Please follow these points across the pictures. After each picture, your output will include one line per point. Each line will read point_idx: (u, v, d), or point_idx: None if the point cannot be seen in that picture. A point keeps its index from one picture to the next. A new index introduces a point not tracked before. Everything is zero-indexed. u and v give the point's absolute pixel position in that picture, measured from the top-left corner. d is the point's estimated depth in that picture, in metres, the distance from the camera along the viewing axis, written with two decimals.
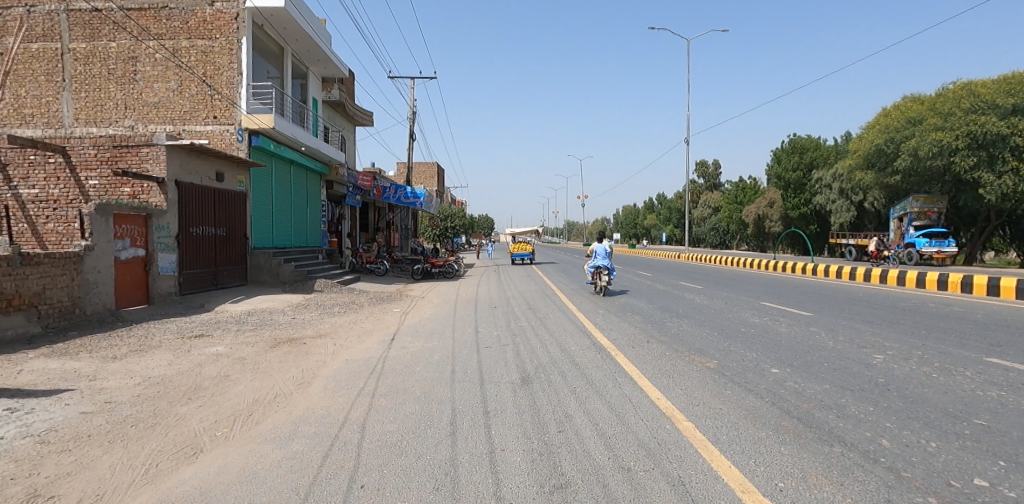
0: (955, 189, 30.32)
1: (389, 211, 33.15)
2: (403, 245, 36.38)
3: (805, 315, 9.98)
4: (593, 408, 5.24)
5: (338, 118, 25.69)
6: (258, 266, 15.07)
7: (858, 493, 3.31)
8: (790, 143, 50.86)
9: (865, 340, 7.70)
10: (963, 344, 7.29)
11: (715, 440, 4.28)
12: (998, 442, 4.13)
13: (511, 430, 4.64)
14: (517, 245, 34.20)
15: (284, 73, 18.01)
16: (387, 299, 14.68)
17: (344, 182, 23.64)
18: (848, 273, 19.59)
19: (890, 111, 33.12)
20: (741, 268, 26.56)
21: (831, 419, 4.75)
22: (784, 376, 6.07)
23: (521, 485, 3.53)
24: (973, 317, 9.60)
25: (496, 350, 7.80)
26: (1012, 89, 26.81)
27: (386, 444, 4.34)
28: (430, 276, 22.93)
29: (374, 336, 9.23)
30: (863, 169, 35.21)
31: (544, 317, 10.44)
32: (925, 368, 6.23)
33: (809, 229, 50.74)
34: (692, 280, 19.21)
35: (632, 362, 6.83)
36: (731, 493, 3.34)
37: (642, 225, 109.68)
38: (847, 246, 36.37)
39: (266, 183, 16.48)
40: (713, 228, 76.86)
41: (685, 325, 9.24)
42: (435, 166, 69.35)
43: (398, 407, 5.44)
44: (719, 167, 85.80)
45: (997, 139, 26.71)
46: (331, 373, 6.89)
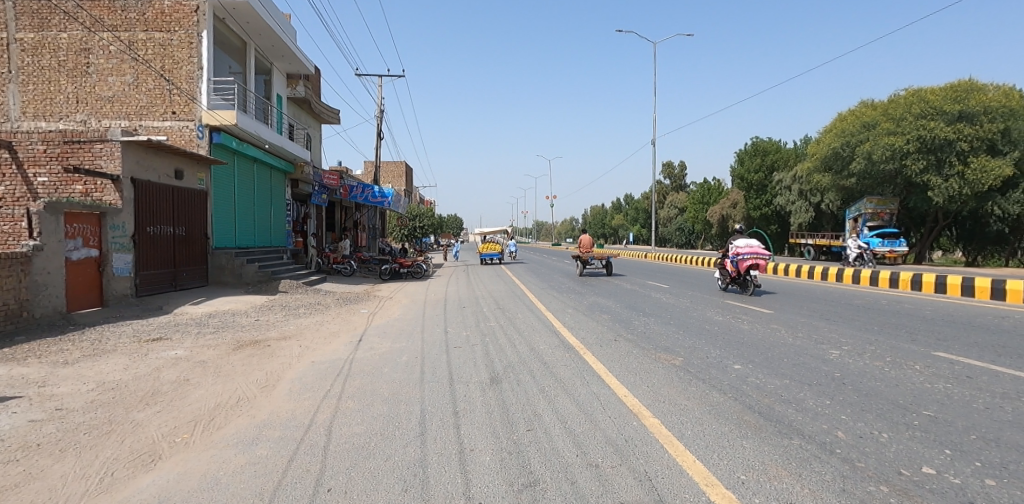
0: (906, 191, 31.75)
1: (357, 210, 32.70)
2: (371, 245, 35.91)
3: (766, 312, 10.27)
4: (562, 406, 5.26)
5: (303, 115, 25.12)
6: (219, 267, 14.61)
7: (815, 484, 3.43)
8: (752, 145, 52.39)
9: (821, 336, 7.99)
10: (914, 339, 7.60)
11: (680, 436, 4.38)
12: (945, 432, 4.35)
13: (481, 430, 4.64)
14: (487, 244, 34.15)
15: (247, 69, 17.46)
16: (355, 300, 14.39)
17: (310, 180, 23.16)
18: (808, 272, 20.23)
19: (846, 115, 34.35)
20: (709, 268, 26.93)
21: (790, 413, 4.91)
22: (746, 372, 6.23)
23: (491, 484, 3.54)
24: (921, 313, 10.03)
25: (465, 350, 7.76)
26: (958, 96, 28.22)
27: (354, 446, 4.28)
28: (399, 277, 22.66)
29: (341, 337, 9.07)
30: (821, 172, 36.60)
31: (514, 317, 10.44)
32: (878, 362, 6.50)
33: (770, 230, 52.55)
34: (660, 279, 19.39)
35: (600, 361, 6.89)
36: (695, 486, 3.42)
37: (611, 225, 111.11)
38: (807, 245, 37.56)
39: (228, 181, 15.97)
40: (679, 228, 78.64)
41: (652, 323, 9.38)
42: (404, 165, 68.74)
43: (365, 409, 5.36)
44: (685, 168, 87.90)
45: (945, 144, 28.02)
46: (297, 376, 6.75)
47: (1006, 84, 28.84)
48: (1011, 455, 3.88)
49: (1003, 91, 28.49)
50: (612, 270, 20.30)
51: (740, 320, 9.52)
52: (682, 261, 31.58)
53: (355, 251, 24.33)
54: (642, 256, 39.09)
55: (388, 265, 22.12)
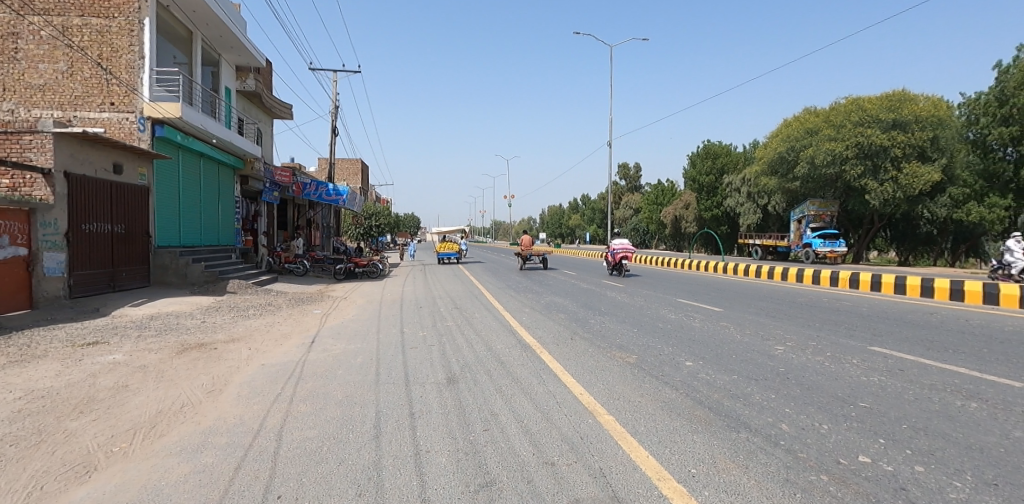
0: (846, 194, 33.54)
1: (311, 208, 31.82)
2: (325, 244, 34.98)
3: (716, 310, 10.61)
4: (518, 405, 5.28)
5: (254, 109, 24.26)
6: (162, 267, 13.92)
7: (760, 475, 3.56)
8: (704, 149, 53.90)
9: (768, 332, 8.32)
10: (851, 335, 8.02)
11: (634, 432, 4.46)
12: (880, 422, 4.60)
13: (437, 431, 4.59)
14: (445, 244, 33.98)
15: (193, 60, 16.70)
16: (308, 300, 14.01)
17: (261, 177, 22.38)
18: (755, 271, 21.08)
19: (791, 121, 35.95)
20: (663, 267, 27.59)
21: (738, 407, 5.08)
22: (697, 368, 6.42)
23: (447, 485, 3.50)
24: (858, 310, 10.60)
25: (421, 350, 7.68)
26: (892, 105, 29.94)
27: (305, 452, 4.14)
28: (353, 276, 22.24)
29: (293, 339, 8.81)
30: (768, 175, 38.18)
31: (471, 316, 10.40)
32: (819, 357, 6.81)
33: (720, 230, 54.06)
34: (616, 278, 19.72)
35: (556, 359, 6.95)
36: (649, 481, 3.48)
37: (568, 225, 112.53)
38: (754, 246, 39.01)
39: (172, 176, 15.26)
40: (634, 228, 80.41)
41: (607, 321, 9.54)
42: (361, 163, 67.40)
43: (318, 412, 5.22)
44: (640, 170, 90.06)
45: (880, 150, 29.79)
46: (245, 379, 6.51)
47: (934, 95, 30.81)
48: (938, 442, 4.14)
49: (933, 101, 30.40)
50: (546, 266, 24.73)
51: (692, 318, 9.81)
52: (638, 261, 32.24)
53: (308, 250, 23.70)
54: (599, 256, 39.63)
55: (342, 265, 21.65)
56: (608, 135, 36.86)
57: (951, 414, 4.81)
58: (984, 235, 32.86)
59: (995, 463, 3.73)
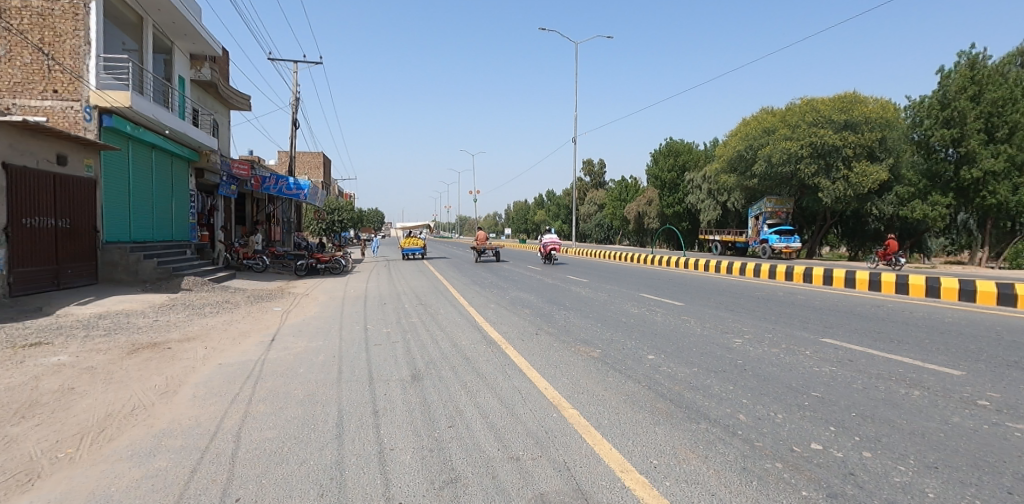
0: (800, 192, 34.83)
1: (271, 203, 30.94)
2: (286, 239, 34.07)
3: (677, 305, 10.87)
4: (483, 401, 5.28)
5: (209, 99, 23.43)
6: (111, 263, 13.32)
7: (719, 465, 3.66)
8: (666, 146, 55.15)
9: (726, 325, 8.58)
10: (804, 327, 8.34)
11: (598, 425, 4.52)
12: (831, 411, 4.80)
13: (401, 429, 4.54)
14: (409, 239, 33.69)
15: (143, 47, 15.94)
16: (268, 297, 13.66)
17: (217, 170, 21.63)
18: (714, 266, 21.70)
19: (749, 120, 37.02)
20: (626, 263, 28.03)
21: (698, 398, 5.21)
22: (658, 362, 6.55)
23: (411, 483, 3.47)
24: (811, 303, 11.04)
25: (385, 347, 7.59)
26: (845, 106, 31.02)
27: (264, 453, 4.03)
28: (315, 273, 21.79)
29: (252, 337, 8.56)
30: (727, 173, 39.21)
31: (436, 312, 10.34)
32: (775, 349, 7.05)
33: (681, 226, 55.56)
34: (579, 274, 19.95)
35: (521, 354, 6.98)
36: (612, 473, 3.54)
37: (534, 221, 113.17)
38: (714, 242, 40.06)
39: (121, 169, 14.58)
40: (598, 224, 81.50)
41: (571, 316, 9.63)
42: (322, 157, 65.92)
43: (278, 412, 5.09)
44: (604, 166, 91.36)
45: (832, 150, 31.20)
46: (201, 380, 6.29)
47: (883, 98, 32.11)
48: (884, 429, 4.35)
49: (881, 102, 31.73)
50: (499, 258, 27.90)
51: (654, 312, 10.00)
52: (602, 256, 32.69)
53: (268, 246, 23.07)
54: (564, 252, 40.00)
55: (304, 261, 21.18)
56: (573, 132, 37.15)
57: (896, 401, 5.06)
58: (926, 232, 34.74)
59: (937, 448, 3.94)
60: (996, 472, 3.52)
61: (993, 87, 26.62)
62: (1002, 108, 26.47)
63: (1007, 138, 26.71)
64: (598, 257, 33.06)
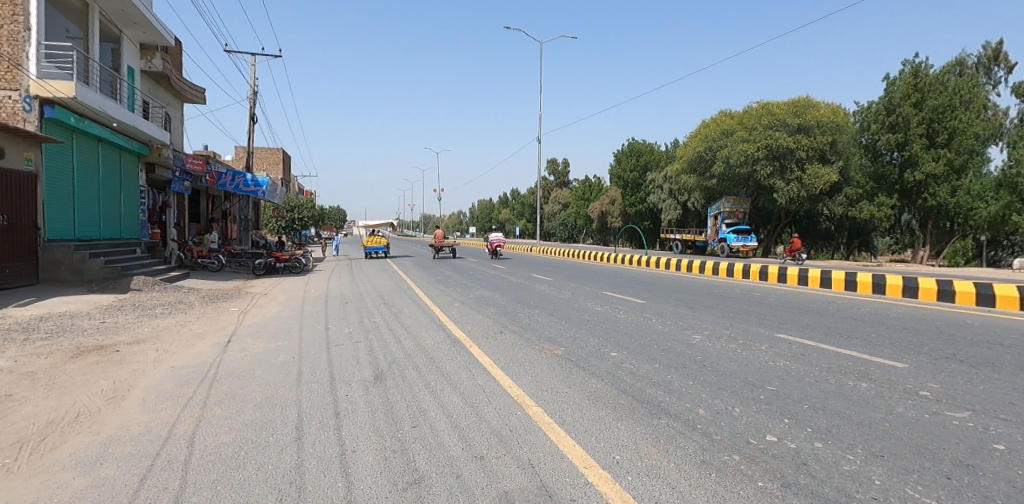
0: (756, 193, 35.99)
1: (227, 200, 29.91)
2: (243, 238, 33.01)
3: (639, 302, 11.06)
4: (447, 400, 5.25)
5: (161, 91, 22.48)
6: (54, 263, 12.64)
7: (679, 458, 3.74)
8: (629, 146, 55.98)
9: (686, 322, 8.79)
10: (760, 323, 8.62)
11: (561, 422, 4.56)
12: (785, 403, 4.98)
13: (364, 430, 4.47)
14: (372, 238, 33.17)
15: (90, 35, 15.19)
16: (223, 297, 13.22)
17: (170, 165, 20.78)
18: (674, 264, 22.19)
19: (708, 122, 37.98)
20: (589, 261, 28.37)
21: (659, 394, 5.32)
22: (621, 358, 6.65)
23: (374, 485, 3.42)
24: (768, 300, 11.41)
25: (347, 347, 7.46)
26: (798, 111, 32.30)
27: (220, 458, 3.90)
28: (274, 272, 21.21)
29: (207, 338, 8.26)
30: (687, 173, 40.14)
31: (399, 312, 10.23)
32: (733, 344, 7.26)
33: (643, 225, 56.63)
34: (543, 272, 20.07)
35: (485, 353, 6.98)
36: (576, 470, 3.57)
37: (499, 220, 113.24)
38: (674, 240, 40.91)
39: (65, 163, 13.84)
40: (562, 223, 82.16)
41: (535, 315, 9.68)
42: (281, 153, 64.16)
43: (235, 415, 4.93)
44: (568, 165, 92.20)
45: (787, 152, 32.29)
46: (153, 384, 6.03)
47: (833, 103, 33.61)
48: (834, 420, 4.54)
49: (832, 107, 33.20)
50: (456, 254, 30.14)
51: (617, 310, 10.14)
52: (566, 255, 32.99)
53: (224, 244, 22.29)
54: (529, 250, 40.15)
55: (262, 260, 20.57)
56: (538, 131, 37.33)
57: (846, 394, 5.28)
58: (872, 232, 36.43)
59: (882, 437, 4.14)
60: (936, 458, 3.72)
61: (935, 95, 28.09)
62: (942, 114, 28.01)
63: (947, 142, 28.30)
64: (562, 255, 33.34)
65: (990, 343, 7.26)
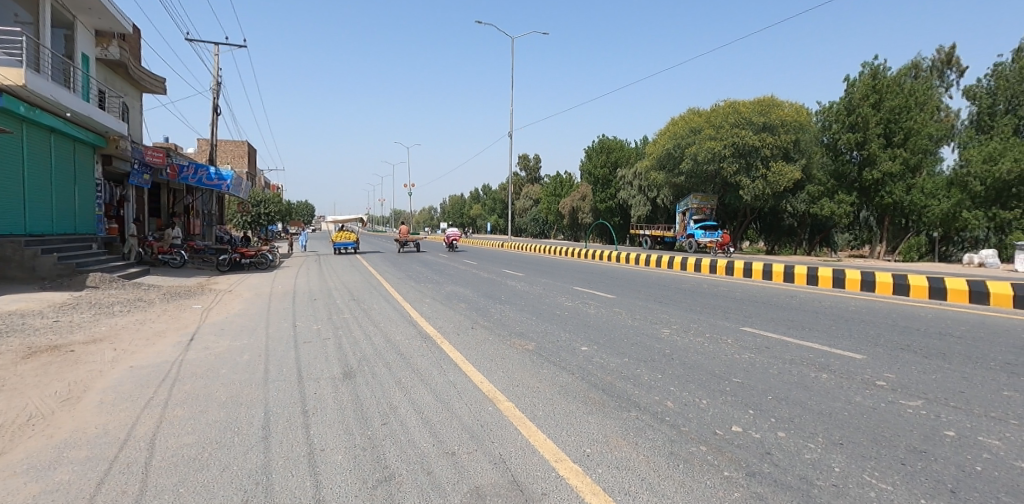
0: (723, 189, 36.86)
1: (189, 194, 28.97)
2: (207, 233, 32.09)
3: (609, 297, 11.20)
4: (418, 396, 5.22)
5: (118, 81, 21.60)
6: (3, 259, 12.04)
7: (648, 450, 3.80)
8: (599, 143, 56.58)
9: (655, 316, 8.94)
10: (726, 316, 8.84)
11: (532, 416, 4.58)
12: (749, 394, 5.12)
13: (332, 428, 4.41)
14: (341, 234, 32.63)
15: (41, 20, 14.49)
16: (186, 294, 12.82)
17: (129, 158, 20.01)
18: (643, 259, 22.54)
19: (677, 119, 38.67)
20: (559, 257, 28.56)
21: (628, 387, 5.40)
22: (591, 353, 6.73)
23: (343, 483, 3.38)
24: (733, 294, 11.68)
25: (315, 344, 7.34)
26: (763, 110, 33.15)
27: (182, 460, 3.79)
28: (239, 268, 20.70)
29: (168, 337, 8.00)
30: (657, 170, 40.82)
31: (369, 308, 10.10)
32: (699, 338, 7.43)
33: (613, 221, 57.37)
34: (514, 267, 20.12)
35: (456, 348, 6.96)
36: (547, 464, 3.59)
37: (470, 216, 112.91)
38: (644, 236, 41.59)
39: (15, 154, 13.18)
40: (533, 219, 82.46)
41: (507, 310, 9.70)
42: (247, 146, 62.48)
43: (198, 415, 4.79)
44: (539, 161, 92.55)
45: (752, 150, 33.14)
46: (111, 384, 5.82)
47: (796, 102, 34.59)
48: (796, 410, 4.68)
49: (795, 107, 34.17)
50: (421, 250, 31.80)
51: (587, 305, 10.24)
52: (537, 250, 33.14)
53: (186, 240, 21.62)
54: (500, 246, 40.20)
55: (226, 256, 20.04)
56: (510, 126, 37.35)
57: (807, 384, 5.46)
58: (833, 228, 37.79)
59: (841, 425, 4.30)
60: (892, 445, 3.88)
61: (892, 96, 29.16)
62: (899, 115, 29.09)
63: (903, 142, 29.40)
64: (534, 251, 33.48)
65: (940, 335, 7.62)
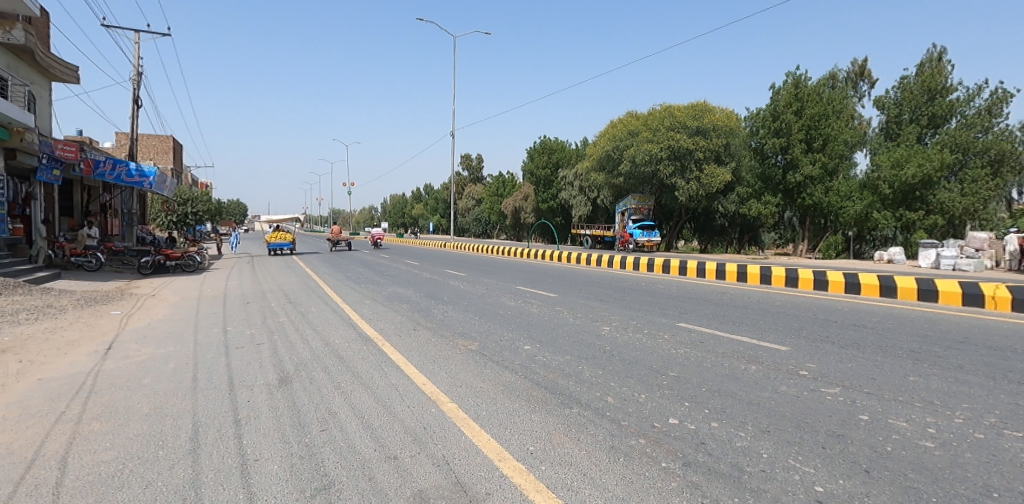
0: (659, 190, 38.22)
1: (106, 192, 26.92)
2: (127, 233, 29.94)
3: (551, 296, 11.36)
4: (358, 401, 5.10)
5: (23, 67, 19.77)
6: None
7: (590, 446, 3.89)
8: (541, 144, 57.32)
9: (596, 314, 9.16)
10: (663, 313, 9.18)
11: (476, 417, 4.58)
12: (685, 387, 5.35)
13: (268, 436, 4.24)
14: (276, 234, 31.35)
15: None
16: (102, 300, 11.91)
17: (35, 151, 18.34)
18: (584, 259, 23.04)
19: (616, 122, 39.71)
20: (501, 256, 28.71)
21: (570, 384, 5.50)
22: (534, 351, 6.81)
23: (278, 494, 3.26)
24: (669, 291, 12.13)
25: (249, 350, 7.02)
26: (696, 114, 34.60)
27: (99, 478, 3.53)
28: (164, 271, 19.47)
29: (82, 346, 7.41)
30: (597, 171, 41.78)
31: (307, 311, 9.78)
32: (638, 334, 7.68)
33: (555, 221, 58.29)
34: (457, 267, 20.03)
35: (398, 350, 6.86)
36: (490, 463, 3.61)
37: (412, 215, 111.25)
38: (585, 235, 42.47)
39: None
40: (475, 219, 82.34)
41: (450, 310, 9.66)
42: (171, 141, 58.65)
43: (118, 429, 4.48)
44: (482, 161, 92.52)
45: (687, 153, 34.54)
46: (16, 399, 5.33)
47: (727, 108, 36.36)
48: (728, 401, 4.93)
49: (726, 112, 35.91)
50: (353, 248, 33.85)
51: (531, 304, 10.35)
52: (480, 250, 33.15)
53: (103, 241, 20.10)
54: (443, 246, 39.82)
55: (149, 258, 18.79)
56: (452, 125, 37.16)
57: (737, 376, 5.76)
58: (761, 227, 39.99)
59: (768, 414, 4.57)
60: (814, 431, 4.16)
61: (812, 104, 31.21)
62: (818, 122, 31.15)
63: (822, 148, 31.49)
64: (477, 250, 33.45)
65: (856, 326, 8.26)
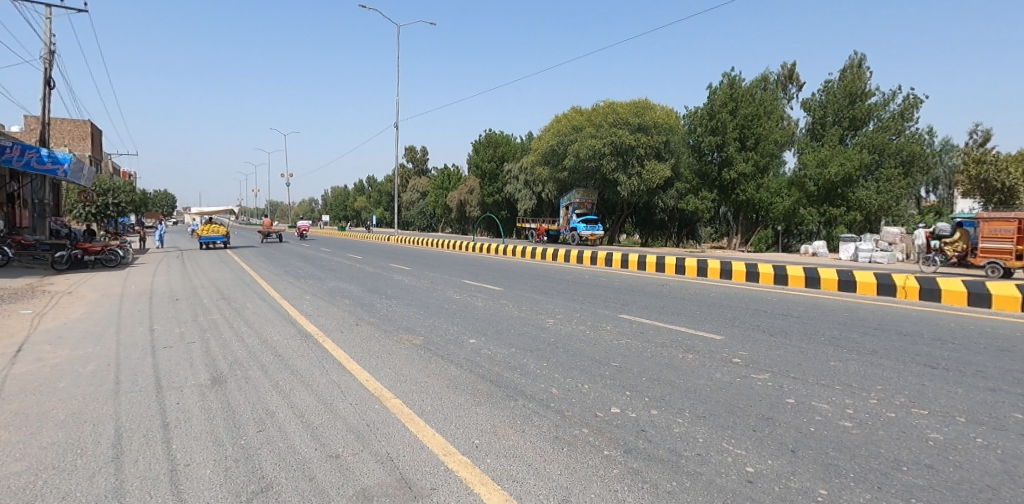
0: (602, 185, 39.10)
1: (13, 180, 24.64)
2: (38, 225, 27.54)
3: (496, 289, 11.42)
4: (299, 399, 4.96)
5: None
6: None
7: (535, 437, 3.96)
8: (487, 137, 57.28)
9: (541, 307, 9.29)
10: (606, 305, 9.42)
11: (420, 412, 4.56)
12: (626, 377, 5.53)
13: (200, 440, 4.06)
14: (207, 227, 29.79)
15: None
16: (9, 298, 10.92)
17: None
18: (529, 252, 23.24)
19: (560, 117, 40.21)
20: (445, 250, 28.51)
21: (515, 377, 5.57)
22: (479, 345, 6.83)
23: (212, 499, 3.13)
24: (611, 284, 12.45)
25: (179, 349, 6.67)
26: (637, 111, 35.59)
27: (8, 492, 3.26)
28: (82, 267, 18.09)
29: None
30: (542, 165, 42.20)
31: (242, 307, 9.38)
32: (581, 326, 7.86)
33: (501, 215, 58.50)
34: (401, 262, 19.72)
35: (340, 347, 6.71)
36: (435, 458, 3.61)
37: (355, 208, 108.38)
38: (530, 229, 42.89)
39: None
40: (420, 212, 81.25)
41: (394, 305, 9.54)
42: (88, 126, 54.27)
43: (29, 438, 4.15)
44: (427, 153, 91.29)
45: (629, 148, 35.48)
46: None
47: (666, 106, 37.63)
48: (667, 389, 5.15)
49: (666, 111, 37.14)
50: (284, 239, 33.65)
51: (477, 297, 10.36)
52: (424, 244, 32.82)
53: (10, 233, 18.41)
54: (387, 239, 39.07)
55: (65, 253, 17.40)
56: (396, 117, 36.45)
57: (676, 365, 6.02)
58: (697, 222, 41.69)
59: (703, 400, 4.80)
60: (745, 414, 4.42)
61: (745, 104, 32.83)
62: (751, 122, 32.79)
63: (754, 146, 33.14)
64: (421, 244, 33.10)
65: (783, 315, 8.79)
